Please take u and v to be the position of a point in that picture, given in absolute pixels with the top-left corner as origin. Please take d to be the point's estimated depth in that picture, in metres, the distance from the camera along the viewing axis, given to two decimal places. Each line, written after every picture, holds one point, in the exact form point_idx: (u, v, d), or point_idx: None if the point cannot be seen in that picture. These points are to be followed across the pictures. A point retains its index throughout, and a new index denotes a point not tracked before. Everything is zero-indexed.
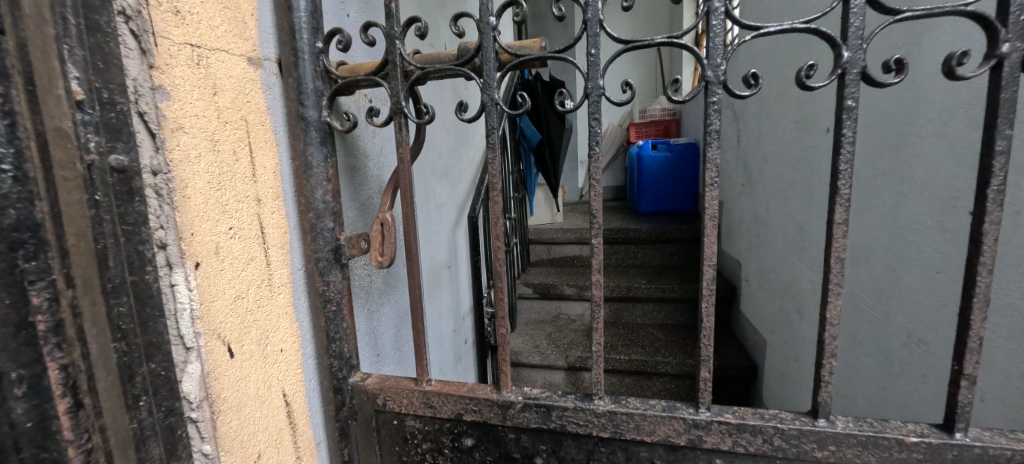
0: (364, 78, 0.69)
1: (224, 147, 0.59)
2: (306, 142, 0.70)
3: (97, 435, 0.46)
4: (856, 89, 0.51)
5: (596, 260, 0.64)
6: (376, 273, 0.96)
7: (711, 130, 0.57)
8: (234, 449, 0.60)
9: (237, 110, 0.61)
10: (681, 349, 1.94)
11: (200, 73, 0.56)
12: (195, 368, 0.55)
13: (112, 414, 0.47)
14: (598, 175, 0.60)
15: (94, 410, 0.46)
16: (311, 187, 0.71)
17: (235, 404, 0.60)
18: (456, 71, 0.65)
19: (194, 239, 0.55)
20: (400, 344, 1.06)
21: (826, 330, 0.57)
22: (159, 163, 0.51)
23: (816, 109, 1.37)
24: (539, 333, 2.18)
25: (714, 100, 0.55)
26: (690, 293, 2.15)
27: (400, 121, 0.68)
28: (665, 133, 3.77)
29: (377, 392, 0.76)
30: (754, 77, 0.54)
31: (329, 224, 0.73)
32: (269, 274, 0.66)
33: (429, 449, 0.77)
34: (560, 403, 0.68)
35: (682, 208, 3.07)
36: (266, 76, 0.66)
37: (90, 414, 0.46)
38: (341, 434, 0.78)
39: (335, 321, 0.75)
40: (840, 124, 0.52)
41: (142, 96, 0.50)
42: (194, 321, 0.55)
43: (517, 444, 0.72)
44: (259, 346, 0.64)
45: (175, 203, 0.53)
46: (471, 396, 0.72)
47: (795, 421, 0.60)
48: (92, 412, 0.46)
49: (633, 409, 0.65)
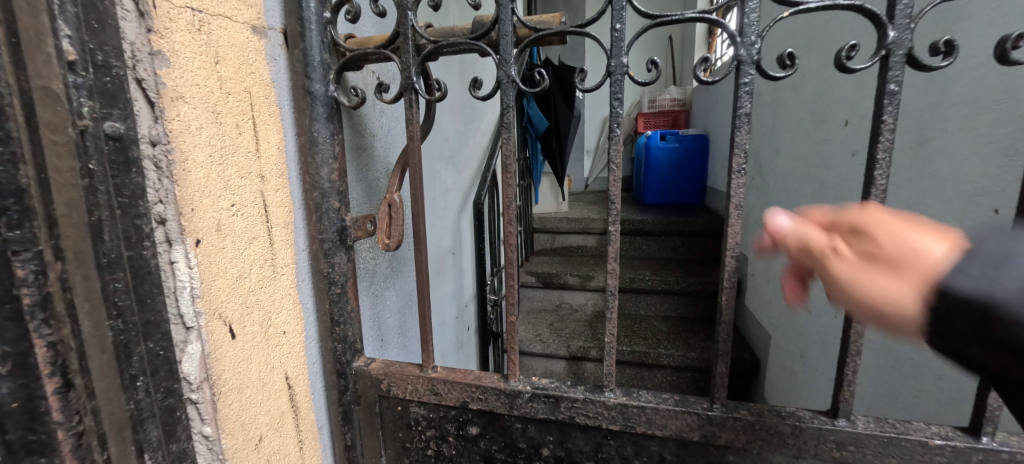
0: (374, 51, 0.66)
1: (227, 121, 0.57)
2: (312, 118, 0.68)
3: (89, 416, 0.44)
4: (900, 72, 0.48)
5: (613, 248, 0.61)
6: (381, 257, 0.94)
7: (740, 114, 0.53)
8: (235, 432, 0.59)
9: (240, 81, 0.59)
10: (684, 342, 1.93)
11: (201, 39, 0.53)
12: (195, 348, 0.53)
13: (107, 395, 0.45)
14: (618, 159, 0.57)
15: (85, 391, 0.44)
16: (316, 165, 0.69)
17: (236, 386, 0.59)
18: (471, 46, 0.62)
19: (194, 215, 0.52)
20: (403, 329, 1.05)
21: (852, 327, 0.54)
22: (158, 133, 0.49)
23: (833, 102, 1.33)
24: (541, 322, 2.16)
25: (746, 81, 0.52)
26: (695, 286, 2.14)
27: (411, 98, 0.66)
28: (673, 124, 3.75)
29: (381, 377, 0.75)
30: (790, 57, 0.50)
31: (335, 204, 0.71)
32: (272, 254, 0.64)
33: (433, 436, 0.75)
34: (570, 394, 0.66)
35: (689, 200, 3.04)
36: (271, 47, 0.64)
37: (82, 395, 0.43)
38: (344, 418, 0.77)
39: (339, 303, 0.73)
40: (880, 110, 0.49)
41: (140, 62, 0.47)
42: (194, 300, 0.53)
43: (524, 434, 0.70)
44: (262, 327, 0.63)
45: (175, 177, 0.50)
46: (477, 385, 0.70)
47: (814, 419, 0.58)
48: (84, 392, 0.44)
49: (645, 402, 0.63)
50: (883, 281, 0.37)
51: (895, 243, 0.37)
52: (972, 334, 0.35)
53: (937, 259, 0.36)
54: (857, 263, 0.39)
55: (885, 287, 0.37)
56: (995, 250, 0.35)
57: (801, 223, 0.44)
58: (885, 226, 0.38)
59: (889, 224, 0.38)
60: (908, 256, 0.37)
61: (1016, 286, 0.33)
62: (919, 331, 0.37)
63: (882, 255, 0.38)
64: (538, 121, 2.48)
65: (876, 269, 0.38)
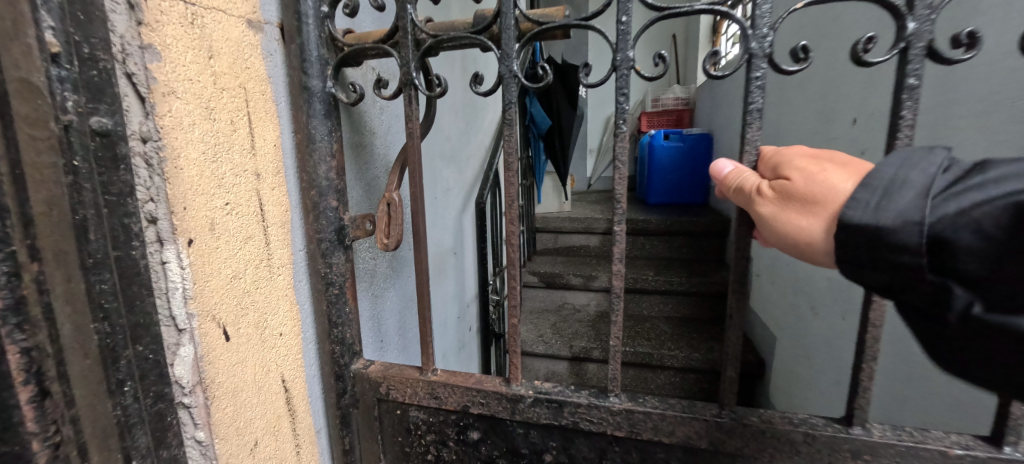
0: (372, 46, 0.64)
1: (221, 117, 0.55)
2: (309, 115, 0.66)
3: (68, 426, 0.42)
4: (920, 66, 0.46)
5: (618, 248, 0.59)
6: (380, 257, 0.93)
7: (752, 110, 0.51)
8: (229, 436, 0.57)
9: (235, 77, 0.57)
10: (687, 343, 1.91)
11: (194, 33, 0.51)
12: (187, 351, 0.52)
13: (88, 402, 0.43)
14: (623, 156, 0.56)
15: (62, 399, 0.41)
16: (314, 163, 0.67)
17: (230, 390, 0.57)
18: (472, 40, 0.60)
19: (187, 214, 0.51)
20: (404, 330, 1.04)
21: (868, 331, 0.52)
22: (149, 130, 0.47)
23: (840, 99, 1.31)
24: (544, 322, 2.14)
25: (758, 75, 0.50)
26: (699, 287, 2.12)
27: (410, 94, 0.64)
28: (677, 123, 3.72)
29: (380, 380, 0.73)
30: (804, 50, 0.48)
31: (333, 202, 0.69)
32: (268, 254, 0.63)
33: (433, 441, 0.74)
34: (574, 399, 0.64)
35: (693, 199, 3.02)
36: (267, 42, 0.62)
37: (59, 403, 0.41)
38: (342, 422, 0.75)
39: (338, 304, 0.72)
40: (898, 105, 0.47)
41: (129, 56, 0.46)
42: (187, 301, 0.51)
43: (526, 439, 0.68)
44: (257, 329, 0.61)
45: (167, 174, 0.49)
46: (478, 389, 0.68)
47: (828, 427, 0.56)
48: (62, 400, 0.42)
49: (651, 408, 0.62)
50: (798, 213, 0.48)
51: (805, 183, 0.48)
52: (868, 253, 0.45)
53: (836, 195, 0.47)
54: (780, 204, 0.49)
55: (798, 224, 0.48)
56: (885, 185, 0.45)
57: (739, 168, 0.54)
58: (797, 169, 0.49)
59: (800, 166, 0.49)
60: (814, 192, 0.47)
61: (897, 214, 0.44)
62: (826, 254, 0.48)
63: (796, 194, 0.48)
64: (540, 120, 2.45)
65: (792, 208, 0.49)
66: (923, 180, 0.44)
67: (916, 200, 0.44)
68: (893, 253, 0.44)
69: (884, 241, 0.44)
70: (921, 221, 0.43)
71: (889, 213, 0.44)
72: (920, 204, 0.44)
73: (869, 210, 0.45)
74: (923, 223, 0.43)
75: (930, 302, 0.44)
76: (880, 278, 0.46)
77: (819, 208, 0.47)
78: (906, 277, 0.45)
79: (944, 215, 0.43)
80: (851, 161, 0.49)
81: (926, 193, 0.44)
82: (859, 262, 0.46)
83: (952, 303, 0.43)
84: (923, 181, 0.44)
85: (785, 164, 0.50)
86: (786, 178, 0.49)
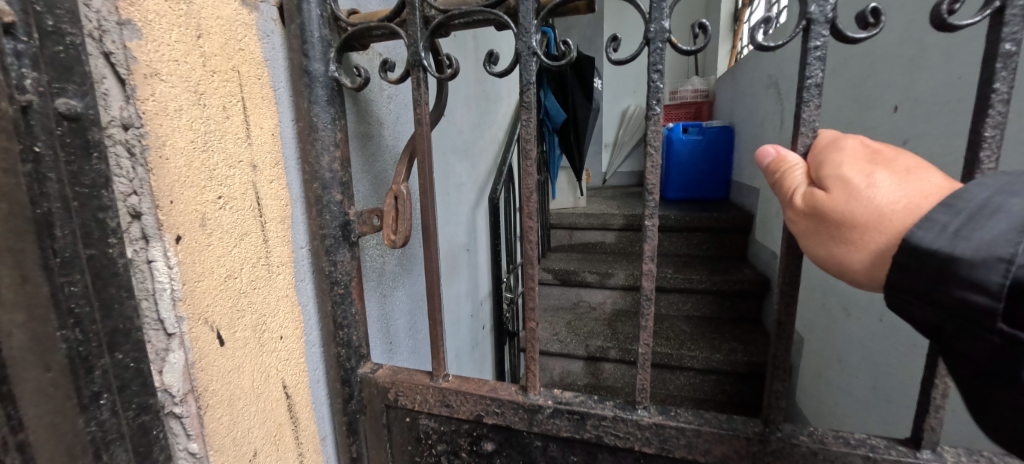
0: (377, 25, 0.59)
1: (212, 102, 0.50)
2: (311, 101, 0.61)
3: (14, 454, 0.37)
4: (1018, 28, 0.40)
5: (649, 246, 0.53)
6: (389, 254, 0.88)
7: (809, 85, 0.45)
8: (225, 447, 0.53)
9: (228, 59, 0.52)
10: (708, 343, 1.83)
11: (181, 9, 0.47)
12: (177, 357, 0.47)
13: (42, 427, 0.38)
14: (656, 141, 0.50)
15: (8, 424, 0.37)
16: (316, 153, 0.62)
17: (226, 399, 0.52)
18: (487, 15, 0.55)
19: (174, 209, 0.46)
20: (414, 331, 0.99)
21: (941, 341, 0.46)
22: (131, 115, 0.43)
23: (879, 85, 1.22)
24: (558, 320, 2.08)
25: (817, 44, 0.44)
26: (720, 285, 2.02)
27: (418, 77, 0.58)
28: (696, 116, 3.61)
29: (388, 386, 0.68)
30: (875, 12, 0.42)
31: (338, 196, 0.64)
32: (266, 252, 0.58)
33: (444, 451, 0.69)
34: (597, 411, 0.59)
35: (713, 194, 2.92)
36: (264, 22, 0.57)
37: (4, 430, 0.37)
38: (349, 429, 0.70)
39: (343, 304, 0.67)
40: (990, 76, 0.41)
41: (107, 33, 0.41)
42: (176, 303, 0.47)
43: (544, 453, 0.63)
44: (255, 332, 0.56)
45: (151, 165, 0.44)
46: (493, 397, 0.63)
47: (891, 451, 0.51)
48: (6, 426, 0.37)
49: (684, 423, 0.56)
50: (839, 236, 0.41)
51: (850, 201, 0.40)
52: (924, 286, 0.39)
53: (888, 216, 0.40)
54: (815, 222, 0.42)
55: (835, 246, 0.42)
56: (962, 210, 0.38)
57: (780, 163, 0.46)
58: (843, 180, 0.41)
59: (848, 175, 0.41)
60: (862, 212, 0.40)
61: (973, 246, 0.38)
62: (865, 281, 0.42)
63: (836, 213, 0.41)
64: (556, 114, 2.32)
65: (828, 227, 0.42)
66: (1021, 212, 0.37)
67: (1002, 232, 0.37)
68: (959, 290, 0.38)
69: (949, 275, 0.38)
70: (1007, 260, 0.36)
71: (964, 242, 0.38)
72: (1008, 237, 0.37)
73: (929, 239, 0.39)
74: (1011, 263, 0.36)
75: (993, 356, 0.38)
76: (938, 314, 0.40)
77: (866, 231, 0.41)
78: (969, 322, 0.38)
79: None
80: (914, 169, 0.41)
81: (1018, 226, 0.37)
82: (912, 293, 0.40)
83: (1022, 362, 0.37)
84: (1021, 212, 0.37)
85: (832, 169, 0.42)
86: (829, 191, 0.41)
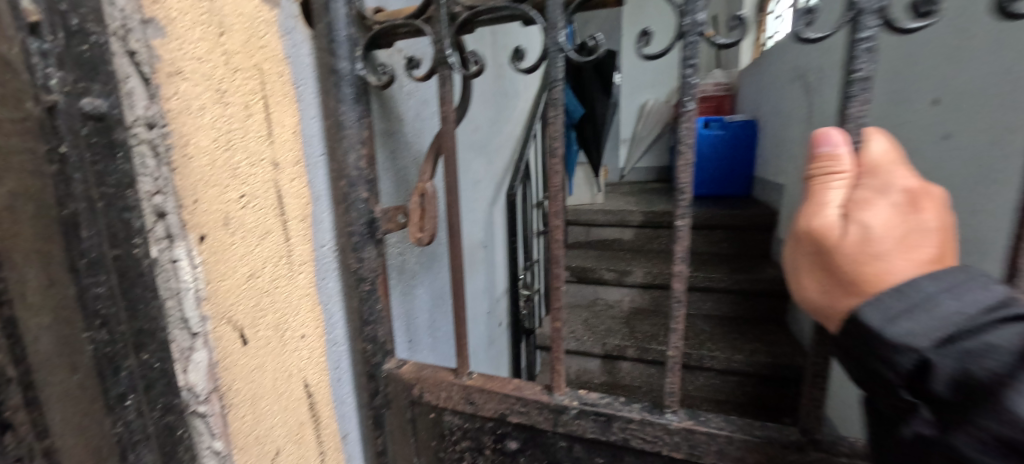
0: (404, 23, 0.58)
1: (234, 100, 0.50)
2: (338, 99, 0.60)
3: None
4: None
5: (682, 245, 0.51)
6: (410, 251, 0.87)
7: (856, 78, 0.43)
8: (248, 446, 0.53)
9: (249, 56, 0.51)
10: (729, 344, 1.80)
11: (203, 7, 0.46)
12: (201, 356, 0.47)
13: None
14: (689, 139, 0.48)
15: None
16: (343, 150, 0.61)
17: (249, 397, 0.53)
18: (513, 11, 0.53)
19: (198, 208, 0.46)
20: (434, 330, 0.98)
21: None
22: (154, 114, 0.42)
23: (917, 77, 1.16)
24: (576, 318, 2.06)
25: (865, 37, 0.42)
26: (743, 284, 1.98)
27: (444, 73, 0.57)
28: (717, 110, 3.52)
29: (412, 383, 0.67)
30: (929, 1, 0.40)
31: (364, 194, 0.63)
32: (288, 251, 0.57)
33: (468, 448, 0.68)
34: (624, 413, 0.57)
35: (735, 191, 2.86)
36: (284, 19, 0.57)
37: None
38: (375, 423, 0.70)
39: (369, 301, 0.66)
40: None
41: (131, 32, 0.40)
42: (200, 302, 0.47)
43: (569, 453, 0.62)
44: (277, 331, 0.56)
45: (175, 164, 0.44)
46: (518, 397, 0.62)
47: None
48: None
49: (715, 430, 0.54)
50: (823, 274, 0.42)
51: (852, 254, 0.40)
52: (851, 347, 0.42)
53: (877, 279, 0.40)
54: (813, 254, 0.43)
55: (815, 278, 0.43)
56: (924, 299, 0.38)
57: (822, 177, 0.42)
58: (861, 231, 0.39)
59: (867, 228, 0.39)
60: (852, 266, 0.40)
61: (901, 332, 0.38)
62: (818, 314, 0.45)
63: (835, 256, 0.41)
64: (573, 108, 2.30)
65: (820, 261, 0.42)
66: (957, 310, 0.37)
67: (930, 325, 0.38)
68: (873, 360, 0.40)
69: (870, 347, 0.40)
70: (922, 351, 0.38)
71: (894, 326, 0.39)
72: (934, 331, 0.37)
73: (885, 316, 0.39)
74: (922, 353, 0.38)
75: (894, 412, 0.41)
76: (857, 370, 0.42)
77: (847, 284, 0.41)
78: (879, 386, 0.41)
79: (948, 353, 0.37)
80: (931, 246, 0.39)
81: (949, 322, 0.37)
82: (844, 347, 0.42)
83: (908, 424, 0.40)
84: (954, 309, 0.37)
85: (858, 215, 0.40)
86: (841, 234, 0.40)
